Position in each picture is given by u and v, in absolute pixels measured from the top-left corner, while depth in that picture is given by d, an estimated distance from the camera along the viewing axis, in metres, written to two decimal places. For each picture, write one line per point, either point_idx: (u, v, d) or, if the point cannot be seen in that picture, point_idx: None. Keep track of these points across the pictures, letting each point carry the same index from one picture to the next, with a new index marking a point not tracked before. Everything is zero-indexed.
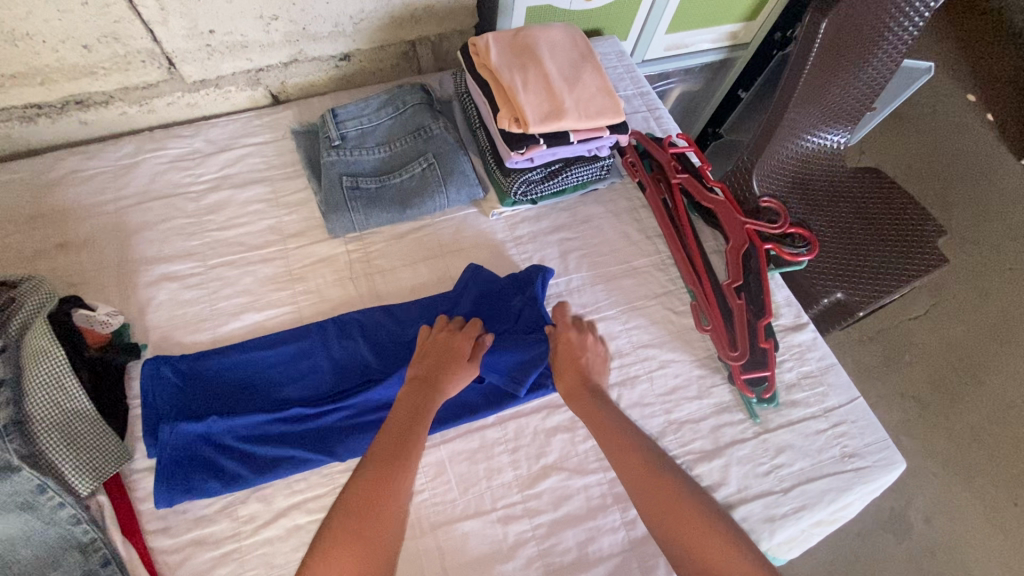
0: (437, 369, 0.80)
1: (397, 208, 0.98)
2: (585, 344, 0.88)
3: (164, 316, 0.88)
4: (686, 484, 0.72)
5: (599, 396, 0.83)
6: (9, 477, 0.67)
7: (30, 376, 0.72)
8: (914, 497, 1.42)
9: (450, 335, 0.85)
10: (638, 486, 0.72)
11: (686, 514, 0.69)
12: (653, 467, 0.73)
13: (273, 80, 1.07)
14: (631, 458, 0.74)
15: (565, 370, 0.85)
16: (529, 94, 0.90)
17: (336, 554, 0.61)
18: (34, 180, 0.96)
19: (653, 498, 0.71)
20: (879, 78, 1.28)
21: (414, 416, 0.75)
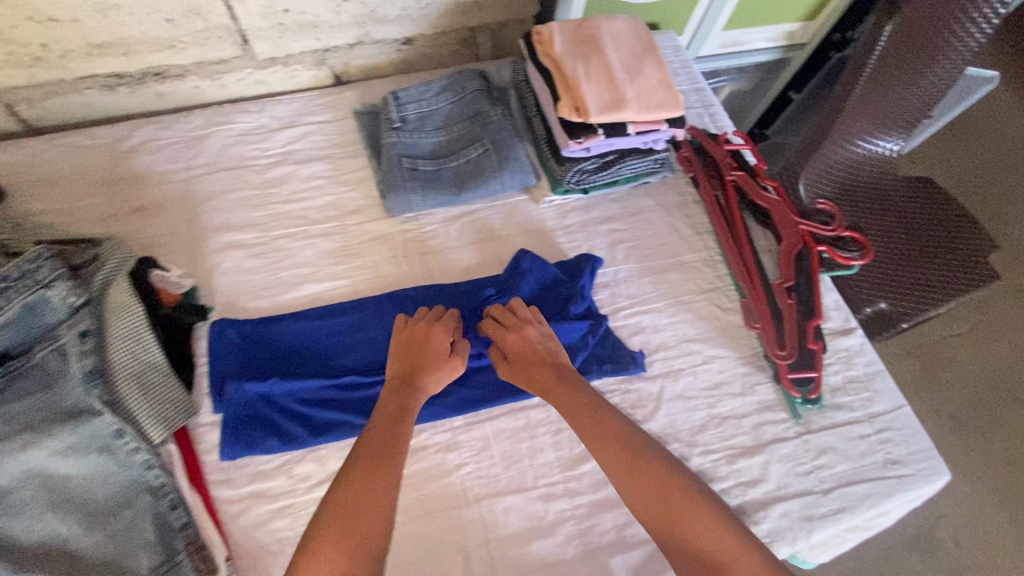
0: (418, 365, 0.80)
1: (452, 191, 1.00)
2: (536, 331, 0.86)
3: (229, 282, 0.92)
4: (671, 467, 0.71)
5: (570, 381, 0.81)
6: (91, 419, 0.73)
7: (112, 328, 0.78)
8: (944, 516, 1.39)
9: (425, 329, 0.84)
10: (623, 478, 0.71)
11: (675, 500, 0.68)
12: (635, 456, 0.72)
13: (338, 60, 1.10)
14: (610, 448, 0.73)
15: (529, 362, 0.83)
16: (591, 84, 0.91)
17: (326, 548, 0.59)
18: (114, 146, 1.01)
19: (642, 490, 0.69)
20: (941, 84, 1.25)
21: (400, 413, 0.75)
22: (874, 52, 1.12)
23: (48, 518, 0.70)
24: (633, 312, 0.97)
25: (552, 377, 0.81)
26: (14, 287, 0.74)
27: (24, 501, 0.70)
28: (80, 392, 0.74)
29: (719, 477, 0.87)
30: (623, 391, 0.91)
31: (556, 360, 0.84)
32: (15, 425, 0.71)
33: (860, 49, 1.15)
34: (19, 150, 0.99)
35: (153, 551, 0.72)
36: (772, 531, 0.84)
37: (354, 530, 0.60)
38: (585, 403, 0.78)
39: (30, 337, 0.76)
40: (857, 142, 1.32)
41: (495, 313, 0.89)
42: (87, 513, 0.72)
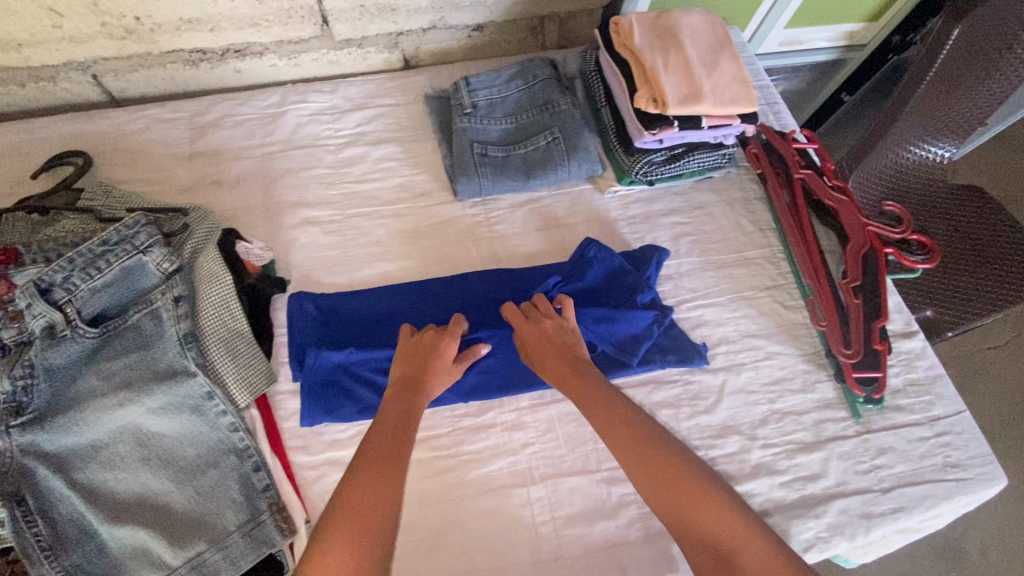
0: (424, 369, 0.80)
1: (521, 177, 1.01)
2: (554, 327, 0.86)
3: (305, 257, 0.95)
4: (677, 454, 0.75)
5: (584, 371, 0.83)
6: (186, 381, 0.77)
7: (203, 296, 0.81)
8: (973, 527, 1.39)
9: (434, 335, 0.84)
10: (633, 467, 0.74)
11: (682, 487, 0.72)
12: (644, 445, 0.75)
13: (410, 44, 1.12)
14: (621, 437, 0.76)
15: (546, 355, 0.84)
16: (669, 76, 0.92)
17: (341, 540, 0.63)
18: (194, 120, 1.04)
19: (652, 478, 0.73)
20: (998, 99, 1.18)
21: (404, 416, 0.76)
22: (943, 47, 1.12)
23: (143, 471, 0.75)
24: (696, 305, 0.98)
25: (565, 371, 0.83)
26: (115, 251, 0.78)
27: (121, 454, 0.74)
28: (175, 354, 0.78)
29: (779, 471, 0.88)
30: (686, 382, 0.92)
31: (574, 353, 0.85)
32: (115, 382, 0.76)
33: (925, 50, 1.15)
34: (105, 120, 1.02)
35: (239, 510, 0.76)
36: (831, 526, 0.85)
37: (373, 518, 0.65)
38: (598, 391, 0.81)
39: (126, 300, 0.80)
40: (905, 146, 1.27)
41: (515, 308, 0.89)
42: (177, 470, 0.76)
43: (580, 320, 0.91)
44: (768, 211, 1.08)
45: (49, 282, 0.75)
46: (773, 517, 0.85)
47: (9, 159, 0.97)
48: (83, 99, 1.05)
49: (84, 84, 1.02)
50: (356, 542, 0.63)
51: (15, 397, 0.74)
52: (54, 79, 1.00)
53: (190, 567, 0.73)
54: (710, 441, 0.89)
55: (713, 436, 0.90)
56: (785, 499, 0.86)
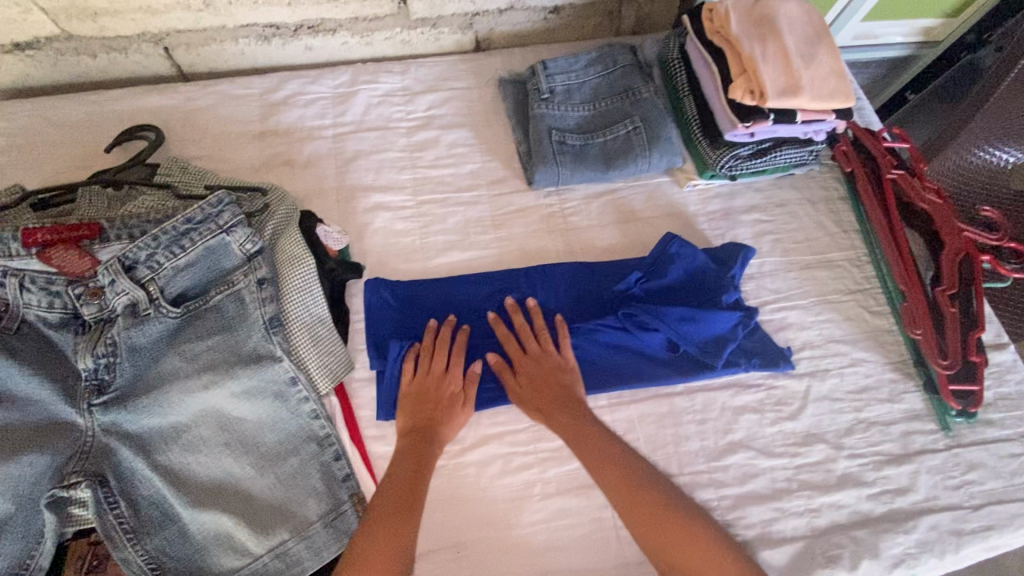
0: (434, 420, 0.77)
1: (600, 167, 0.97)
2: (554, 363, 0.83)
3: (379, 243, 0.93)
4: (671, 498, 0.72)
5: (578, 410, 0.79)
6: (271, 366, 0.75)
7: (288, 279, 0.79)
8: None
9: (441, 376, 0.80)
10: (628, 512, 0.70)
11: (678, 534, 0.69)
12: (638, 487, 0.72)
13: (484, 26, 1.09)
14: (613, 480, 0.72)
15: (539, 391, 0.81)
16: (768, 66, 0.88)
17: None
18: (265, 98, 1.01)
19: (645, 526, 0.69)
20: None
21: (414, 473, 0.72)
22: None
23: (224, 457, 0.73)
24: (778, 307, 0.95)
25: (557, 410, 0.79)
26: (199, 230, 0.75)
27: (202, 438, 0.73)
28: (259, 338, 0.76)
29: (866, 483, 0.85)
30: (769, 386, 0.89)
31: (570, 392, 0.81)
32: (197, 364, 0.74)
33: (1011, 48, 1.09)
34: (173, 94, 0.99)
35: (320, 499, 0.75)
36: (921, 542, 0.82)
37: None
38: (593, 430, 0.77)
39: (208, 279, 0.77)
40: (970, 150, 1.18)
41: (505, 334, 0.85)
42: (259, 457, 0.74)
43: (663, 319, 0.86)
44: (852, 212, 1.04)
45: (133, 260, 0.73)
46: (862, 531, 0.81)
47: (79, 131, 0.95)
48: (152, 72, 1.03)
49: (155, 57, 1.00)
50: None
51: (98, 374, 0.73)
52: (127, 50, 0.98)
53: (272, 555, 0.72)
54: (794, 448, 0.86)
55: (798, 443, 0.86)
56: (872, 512, 0.83)
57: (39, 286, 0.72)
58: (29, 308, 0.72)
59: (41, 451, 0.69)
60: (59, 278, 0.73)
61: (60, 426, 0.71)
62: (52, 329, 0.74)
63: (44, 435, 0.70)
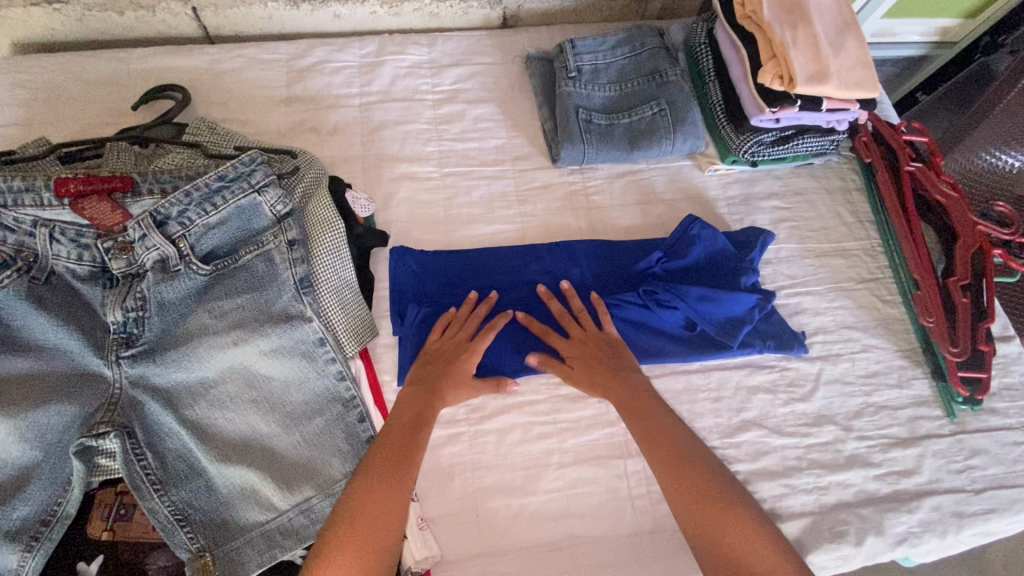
0: (441, 379, 0.78)
1: (625, 147, 0.98)
2: (599, 345, 0.83)
3: (404, 213, 0.94)
4: (719, 475, 0.70)
5: (637, 386, 0.80)
6: (301, 325, 0.76)
7: (318, 241, 0.80)
8: None
9: (458, 344, 0.81)
10: (666, 478, 0.70)
11: (717, 509, 0.66)
12: (685, 458, 0.71)
13: (513, 3, 1.08)
14: (659, 448, 0.73)
15: (595, 371, 0.81)
16: (798, 53, 0.89)
17: (343, 557, 0.60)
18: (292, 64, 1.01)
19: (684, 492, 0.69)
20: None
21: (415, 422, 0.73)
22: None
23: (251, 414, 0.74)
24: (793, 292, 0.97)
25: (611, 379, 0.80)
26: (231, 188, 0.75)
27: (229, 394, 0.73)
28: (289, 298, 0.77)
29: (874, 464, 0.87)
30: (783, 368, 0.91)
31: (618, 367, 0.81)
32: (226, 322, 0.74)
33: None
34: (200, 56, 0.99)
35: (344, 458, 0.76)
36: (924, 522, 0.84)
37: (373, 524, 0.63)
38: (643, 403, 0.78)
39: (237, 238, 0.77)
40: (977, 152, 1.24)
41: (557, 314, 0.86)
42: (285, 415, 0.75)
43: (683, 297, 0.88)
44: (868, 203, 1.06)
45: (165, 215, 0.74)
46: (868, 509, 0.84)
47: (105, 88, 0.94)
48: (178, 32, 1.02)
49: (182, 17, 0.99)
50: (359, 545, 0.61)
51: (126, 328, 0.73)
52: (154, 9, 0.96)
53: (297, 511, 0.73)
54: (805, 429, 0.88)
55: (809, 424, 0.89)
56: (878, 492, 0.86)
57: (70, 238, 0.73)
58: (58, 259, 0.73)
59: (69, 400, 0.69)
60: (90, 231, 0.73)
61: (87, 377, 0.72)
62: (81, 281, 0.74)
63: (72, 385, 0.70)
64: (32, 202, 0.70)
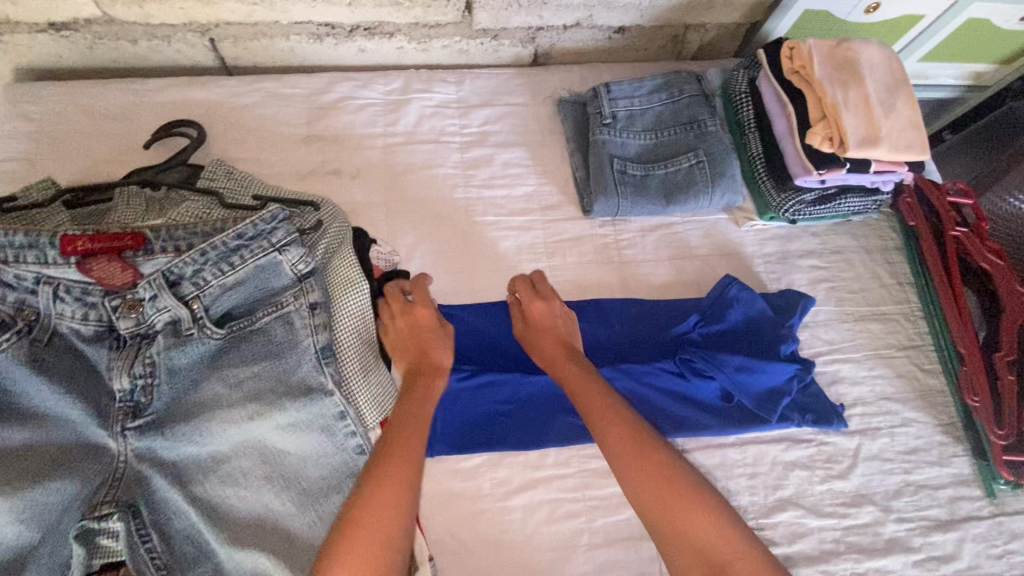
0: (422, 347, 0.77)
1: (661, 202, 0.94)
2: (559, 311, 0.80)
3: (428, 265, 0.90)
4: (677, 461, 0.64)
5: (577, 359, 0.75)
6: (321, 399, 0.71)
7: (340, 303, 0.76)
8: None
9: (411, 310, 0.79)
10: (622, 458, 0.64)
11: (677, 493, 0.61)
12: (639, 442, 0.64)
13: (546, 41, 1.04)
14: (616, 432, 0.66)
15: (537, 335, 0.78)
16: (849, 113, 0.86)
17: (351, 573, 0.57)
18: (314, 100, 0.95)
19: (644, 483, 0.62)
20: None
21: (420, 407, 0.71)
22: None
23: (265, 492, 0.69)
24: (831, 359, 0.93)
25: (558, 352, 0.76)
26: (250, 247, 0.70)
27: (242, 470, 0.68)
28: (308, 367, 0.72)
29: (913, 548, 0.83)
30: (820, 442, 0.87)
31: (569, 339, 0.78)
32: (242, 393, 0.69)
33: None
34: (216, 89, 0.93)
35: None
36: None
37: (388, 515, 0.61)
38: (592, 386, 0.71)
39: (255, 299, 0.72)
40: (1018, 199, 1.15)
41: (527, 280, 0.82)
42: (301, 493, 0.70)
43: (719, 366, 0.83)
44: (907, 263, 1.02)
45: (179, 275, 0.69)
46: None
47: (115, 121, 0.89)
48: (194, 63, 0.97)
49: (199, 48, 0.94)
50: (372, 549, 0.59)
51: (134, 396, 0.68)
52: (170, 39, 0.92)
53: None
54: (843, 509, 0.84)
55: (846, 504, 0.85)
56: None
57: (75, 296, 0.68)
58: (62, 318, 0.68)
59: (71, 476, 0.64)
60: (96, 289, 0.68)
61: (91, 448, 0.67)
62: (85, 342, 0.69)
63: (73, 458, 0.65)
64: (35, 259, 0.65)
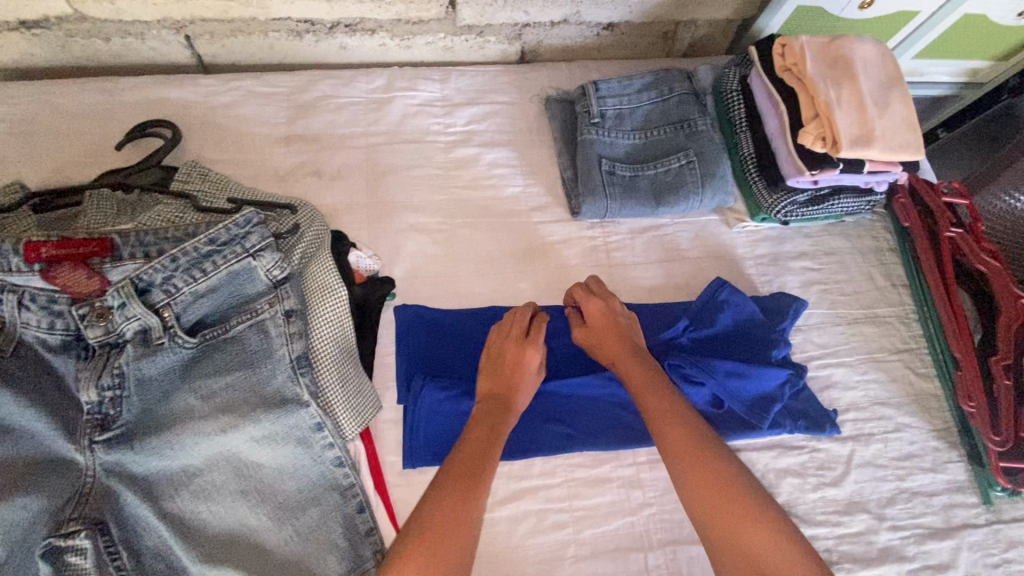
0: (511, 385, 0.74)
1: (650, 203, 0.91)
2: (620, 316, 0.80)
3: (411, 269, 0.87)
4: (729, 462, 0.66)
5: (640, 357, 0.77)
6: (297, 410, 0.69)
7: (317, 311, 0.74)
8: None
9: (518, 347, 0.76)
10: (673, 452, 0.67)
11: (723, 492, 0.64)
12: (693, 440, 0.68)
13: (533, 38, 1.01)
14: (671, 428, 0.69)
15: (600, 338, 0.79)
16: (842, 112, 0.84)
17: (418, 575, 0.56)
18: (293, 99, 0.93)
19: (694, 480, 0.65)
20: None
21: (494, 435, 0.69)
22: None
23: (240, 506, 0.67)
24: (824, 363, 0.91)
25: (621, 351, 0.77)
26: (223, 252, 0.68)
27: (216, 484, 0.66)
28: (284, 378, 0.70)
29: (908, 557, 0.81)
30: (812, 449, 0.86)
31: (631, 342, 0.78)
32: (215, 404, 0.67)
33: None
34: (192, 87, 0.91)
35: (341, 556, 0.70)
36: None
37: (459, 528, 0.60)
38: (652, 385, 0.73)
39: (230, 306, 0.70)
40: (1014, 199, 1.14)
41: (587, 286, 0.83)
42: (277, 507, 0.68)
43: (710, 372, 0.81)
44: (901, 265, 1.00)
45: (148, 282, 0.66)
46: None
47: (87, 121, 0.86)
48: (170, 61, 0.94)
49: (174, 45, 0.91)
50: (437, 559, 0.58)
51: (102, 408, 0.65)
52: (143, 36, 0.89)
53: None
54: (836, 517, 0.82)
55: (840, 512, 0.83)
56: None
57: (41, 304, 0.65)
58: (27, 327, 0.65)
59: (36, 492, 0.61)
60: (62, 297, 0.65)
61: (57, 463, 0.64)
62: (52, 352, 0.66)
63: (38, 473, 0.62)
64: None
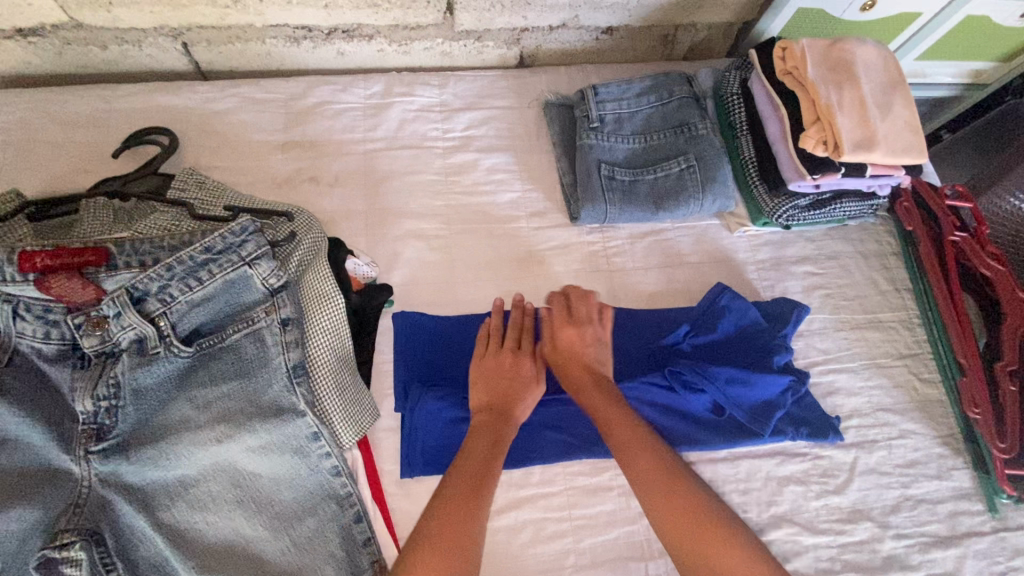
0: (509, 394, 0.73)
1: (650, 208, 0.90)
2: (591, 338, 0.76)
3: (409, 275, 0.87)
4: (707, 496, 0.64)
5: (605, 388, 0.73)
6: (294, 419, 0.69)
7: (314, 319, 0.74)
8: None
9: (516, 354, 0.76)
10: (647, 489, 0.65)
11: (703, 529, 0.62)
12: (667, 476, 0.65)
13: (531, 42, 1.01)
14: (641, 463, 0.66)
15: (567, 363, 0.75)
16: (844, 115, 0.83)
17: None
18: (291, 105, 0.93)
19: (672, 518, 0.63)
20: None
21: (494, 449, 0.68)
22: None
23: (237, 516, 0.66)
24: (827, 369, 0.90)
25: (590, 381, 0.73)
26: (219, 260, 0.68)
27: (212, 495, 0.66)
28: (280, 387, 0.70)
29: (912, 566, 0.80)
30: (815, 456, 0.85)
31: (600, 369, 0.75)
32: (211, 413, 0.67)
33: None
34: (189, 94, 0.91)
35: (339, 566, 0.69)
36: None
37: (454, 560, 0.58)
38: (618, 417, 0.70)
39: (226, 315, 0.70)
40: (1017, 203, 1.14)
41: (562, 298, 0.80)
42: (273, 517, 0.67)
43: (710, 379, 0.80)
44: (905, 269, 0.99)
45: (144, 291, 0.66)
46: None
47: (84, 129, 0.86)
48: (167, 68, 0.94)
49: (171, 52, 0.91)
50: None
51: (97, 418, 0.64)
52: (141, 44, 0.89)
53: None
54: (839, 525, 0.81)
55: (843, 520, 0.82)
56: None
57: (36, 314, 0.65)
58: (23, 337, 0.65)
59: (31, 503, 0.61)
60: (57, 307, 0.65)
61: (52, 474, 0.63)
62: (48, 362, 0.66)
63: (34, 484, 0.62)
64: None
